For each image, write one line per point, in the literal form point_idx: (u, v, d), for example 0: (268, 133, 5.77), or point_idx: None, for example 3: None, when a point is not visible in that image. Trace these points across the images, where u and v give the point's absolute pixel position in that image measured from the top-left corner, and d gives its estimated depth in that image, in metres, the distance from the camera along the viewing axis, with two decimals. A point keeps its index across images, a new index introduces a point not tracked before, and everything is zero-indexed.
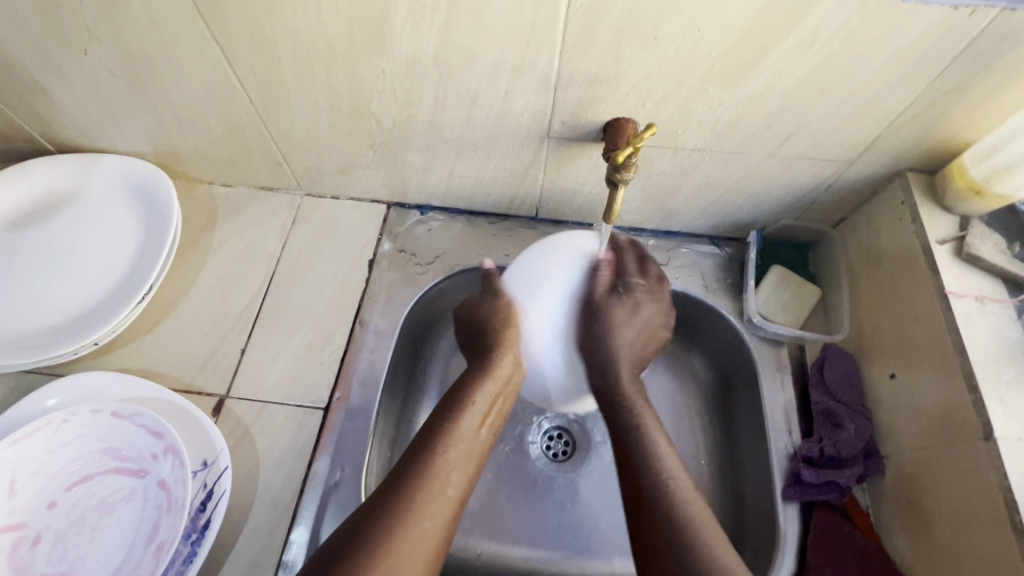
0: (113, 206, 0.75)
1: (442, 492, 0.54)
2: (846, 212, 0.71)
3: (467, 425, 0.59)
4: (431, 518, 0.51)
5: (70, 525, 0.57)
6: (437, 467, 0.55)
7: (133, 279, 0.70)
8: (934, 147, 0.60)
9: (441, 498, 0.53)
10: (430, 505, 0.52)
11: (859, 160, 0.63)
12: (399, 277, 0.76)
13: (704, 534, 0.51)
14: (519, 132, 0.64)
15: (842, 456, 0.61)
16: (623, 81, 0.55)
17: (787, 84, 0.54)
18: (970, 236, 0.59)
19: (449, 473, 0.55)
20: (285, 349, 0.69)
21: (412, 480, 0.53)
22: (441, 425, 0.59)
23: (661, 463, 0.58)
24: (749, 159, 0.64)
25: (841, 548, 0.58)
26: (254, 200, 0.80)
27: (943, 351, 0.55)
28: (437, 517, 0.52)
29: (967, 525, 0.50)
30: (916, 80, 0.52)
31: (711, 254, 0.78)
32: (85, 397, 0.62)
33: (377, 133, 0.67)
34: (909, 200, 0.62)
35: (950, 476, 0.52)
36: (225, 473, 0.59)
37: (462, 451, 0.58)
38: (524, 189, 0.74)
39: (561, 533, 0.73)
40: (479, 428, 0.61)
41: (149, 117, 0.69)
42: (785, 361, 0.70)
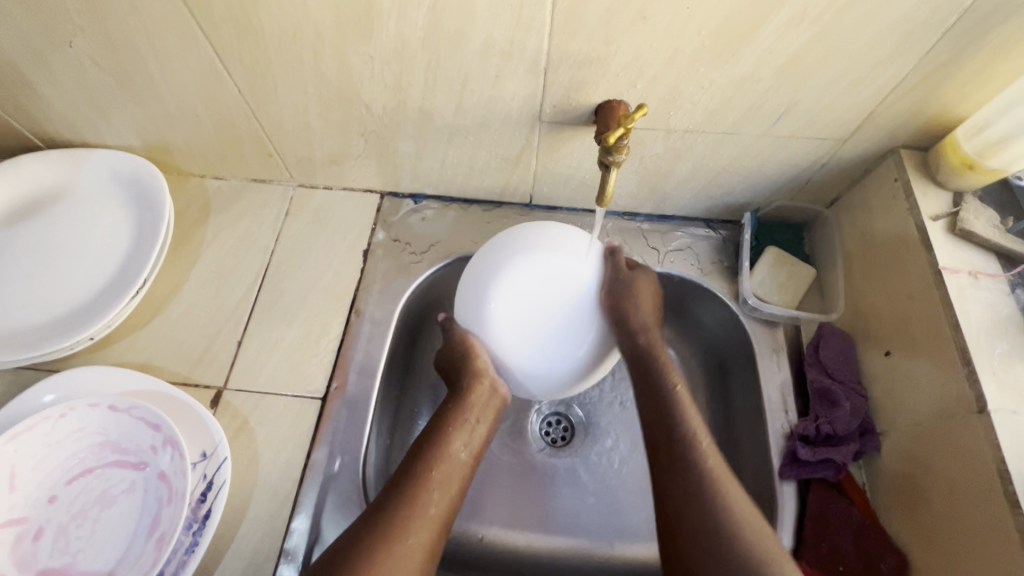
0: (105, 201, 0.74)
1: (425, 522, 0.54)
2: (840, 191, 0.71)
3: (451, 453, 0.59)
4: (415, 534, 0.53)
5: (72, 518, 0.57)
6: (420, 496, 0.55)
7: (127, 273, 0.70)
8: (926, 123, 0.60)
9: (423, 528, 0.53)
10: (410, 539, 0.52)
11: (852, 138, 0.62)
12: (394, 266, 0.76)
13: (724, 491, 0.55)
14: (510, 117, 0.63)
15: (839, 434, 0.62)
16: (613, 62, 0.55)
17: (778, 61, 0.53)
18: (963, 211, 0.59)
19: (430, 503, 0.55)
20: (281, 340, 0.69)
21: (394, 511, 0.53)
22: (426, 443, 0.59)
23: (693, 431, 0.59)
24: (742, 139, 0.63)
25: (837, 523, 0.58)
26: (247, 192, 0.80)
27: (937, 326, 0.55)
28: (420, 537, 0.53)
29: (962, 499, 0.50)
30: (907, 55, 0.52)
31: (706, 236, 0.78)
32: (83, 391, 0.62)
33: (368, 121, 0.66)
34: (902, 177, 0.62)
35: (945, 451, 0.53)
36: (224, 464, 0.59)
37: (445, 478, 0.57)
38: (517, 175, 0.74)
39: (562, 517, 0.73)
40: (462, 454, 0.60)
41: (137, 110, 0.68)
42: (781, 341, 0.70)
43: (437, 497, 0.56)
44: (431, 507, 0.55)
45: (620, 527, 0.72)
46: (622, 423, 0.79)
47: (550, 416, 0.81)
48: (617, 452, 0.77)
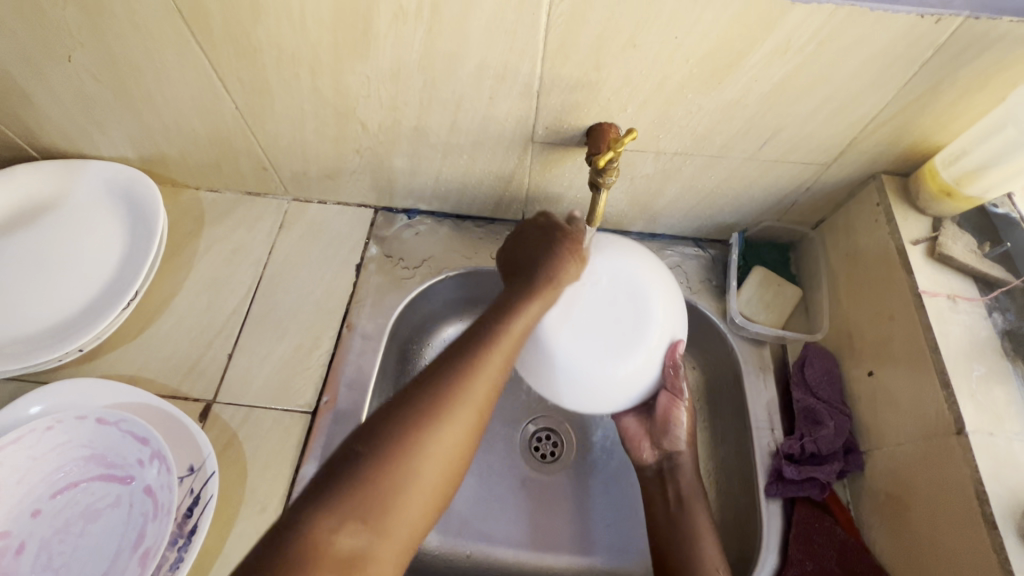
0: (99, 212, 0.74)
1: (467, 415, 0.50)
2: (825, 214, 0.73)
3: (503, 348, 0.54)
4: (426, 472, 0.46)
5: (55, 533, 0.56)
6: (463, 392, 0.50)
7: (118, 285, 0.70)
8: (907, 150, 0.62)
9: (465, 422, 0.49)
10: (447, 435, 0.48)
11: (836, 163, 0.64)
12: (386, 281, 0.76)
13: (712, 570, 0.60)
14: (503, 137, 0.65)
15: (823, 453, 0.62)
16: (604, 87, 0.56)
17: (763, 89, 0.55)
18: (942, 236, 0.61)
19: (479, 400, 0.51)
20: (272, 354, 0.70)
21: (425, 403, 0.48)
22: (468, 351, 0.52)
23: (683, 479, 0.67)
24: (729, 161, 0.65)
25: (821, 542, 0.59)
26: (241, 205, 0.81)
27: (917, 347, 0.57)
28: (433, 473, 0.47)
29: (942, 519, 0.51)
30: (886, 86, 0.54)
31: (695, 255, 0.79)
32: (70, 403, 0.61)
33: (363, 137, 0.67)
34: (884, 202, 0.64)
35: (927, 470, 0.53)
36: (212, 478, 0.59)
37: (492, 367, 0.52)
38: (510, 192, 0.75)
39: (549, 533, 0.73)
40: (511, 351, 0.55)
41: (134, 123, 0.69)
42: (767, 360, 0.72)
43: (479, 394, 0.51)
44: (475, 402, 0.50)
45: (607, 544, 0.73)
46: (611, 440, 0.80)
47: (539, 431, 0.81)
48: (605, 470, 0.78)
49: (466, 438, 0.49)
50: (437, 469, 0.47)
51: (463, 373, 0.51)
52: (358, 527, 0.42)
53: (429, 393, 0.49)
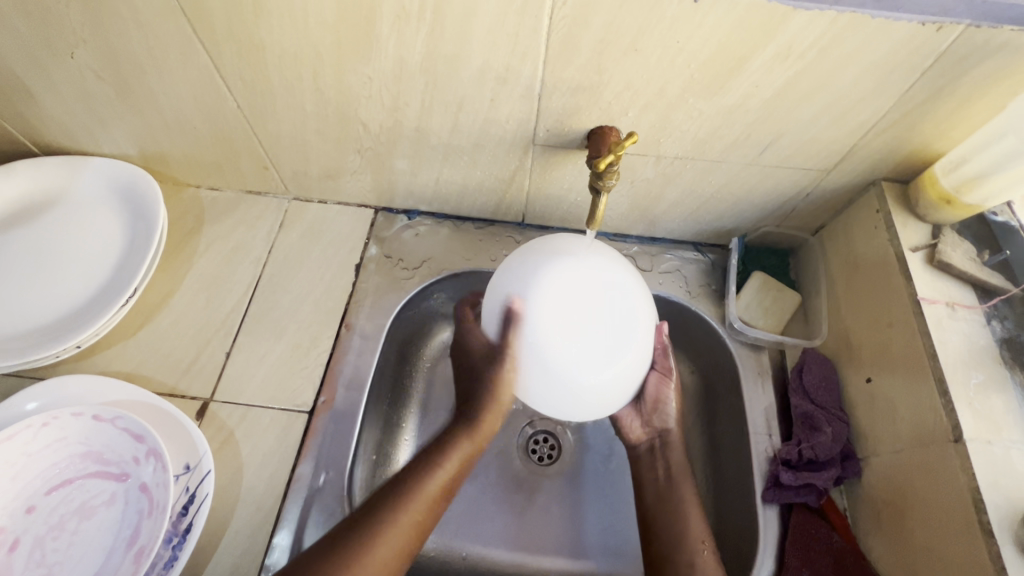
0: (100, 209, 0.74)
1: (422, 508, 0.58)
2: (824, 220, 0.73)
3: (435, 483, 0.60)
4: None
5: (49, 530, 0.56)
6: (394, 515, 0.56)
7: (118, 281, 0.70)
8: (907, 157, 0.62)
9: (418, 513, 0.58)
10: (374, 553, 0.53)
11: (836, 170, 0.64)
12: (385, 281, 0.76)
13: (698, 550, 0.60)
14: (504, 139, 0.65)
15: (821, 459, 0.62)
16: (606, 90, 0.56)
17: (764, 94, 0.55)
18: (941, 244, 0.61)
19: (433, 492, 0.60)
20: (270, 353, 0.69)
21: (357, 525, 0.55)
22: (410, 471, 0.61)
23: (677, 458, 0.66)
24: (729, 166, 0.65)
25: (817, 548, 0.59)
26: (242, 204, 0.81)
27: (915, 355, 0.57)
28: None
29: (938, 526, 0.51)
30: (888, 92, 0.54)
31: (694, 260, 0.79)
32: (67, 399, 0.61)
33: (365, 137, 0.67)
34: (883, 209, 0.64)
35: (923, 477, 0.53)
36: (207, 477, 0.59)
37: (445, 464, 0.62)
38: (510, 194, 0.75)
39: (544, 536, 0.73)
40: (442, 490, 0.61)
41: (136, 121, 0.69)
42: (766, 365, 0.72)
43: (435, 491, 0.60)
44: (405, 521, 0.56)
45: (604, 548, 0.73)
46: (609, 445, 0.80)
47: (537, 434, 0.81)
48: (602, 474, 0.77)
49: (392, 558, 0.54)
50: None
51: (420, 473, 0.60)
52: None
53: (363, 514, 0.56)
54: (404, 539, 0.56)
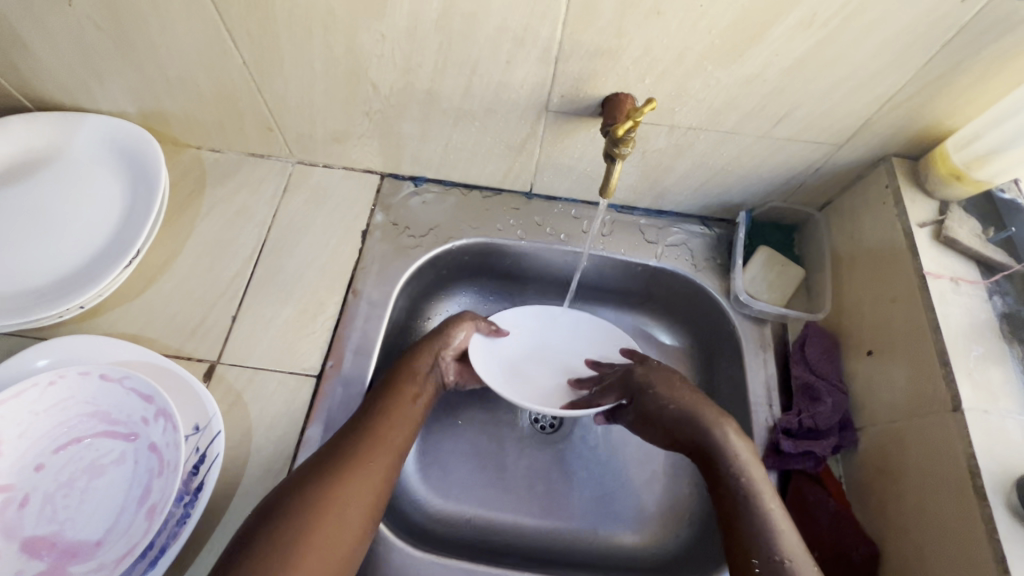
0: (99, 168, 0.72)
1: (364, 488, 0.54)
2: (831, 196, 0.74)
3: (393, 425, 0.60)
4: (330, 528, 0.51)
5: (59, 487, 0.56)
6: (352, 464, 0.55)
7: (120, 242, 0.68)
8: (918, 133, 0.62)
9: (355, 501, 0.53)
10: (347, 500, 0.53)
11: (847, 144, 0.65)
12: (391, 248, 0.76)
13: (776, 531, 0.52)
14: (517, 104, 0.64)
15: (820, 428, 0.64)
16: (624, 55, 0.56)
17: (783, 64, 0.55)
18: (948, 220, 0.61)
19: (369, 479, 0.55)
20: (276, 318, 0.69)
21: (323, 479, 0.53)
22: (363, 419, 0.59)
23: (733, 455, 0.57)
24: (742, 138, 0.65)
25: (813, 512, 0.61)
26: (244, 166, 0.79)
27: (917, 329, 0.58)
28: (343, 529, 0.52)
29: (934, 491, 0.53)
30: (908, 64, 0.53)
31: (700, 234, 0.80)
32: (72, 360, 0.61)
33: (374, 100, 0.66)
34: (892, 184, 0.65)
35: (920, 445, 0.55)
36: (217, 438, 0.59)
37: (387, 448, 0.58)
38: (520, 163, 0.74)
39: (547, 502, 0.75)
40: (402, 427, 0.60)
41: (135, 76, 0.67)
42: (767, 338, 0.73)
43: (377, 470, 0.56)
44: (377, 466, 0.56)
45: (606, 512, 0.75)
46: None
47: None
48: (604, 444, 0.79)
49: (370, 497, 0.54)
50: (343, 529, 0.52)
51: (350, 457, 0.56)
52: None
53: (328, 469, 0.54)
54: (375, 477, 0.55)
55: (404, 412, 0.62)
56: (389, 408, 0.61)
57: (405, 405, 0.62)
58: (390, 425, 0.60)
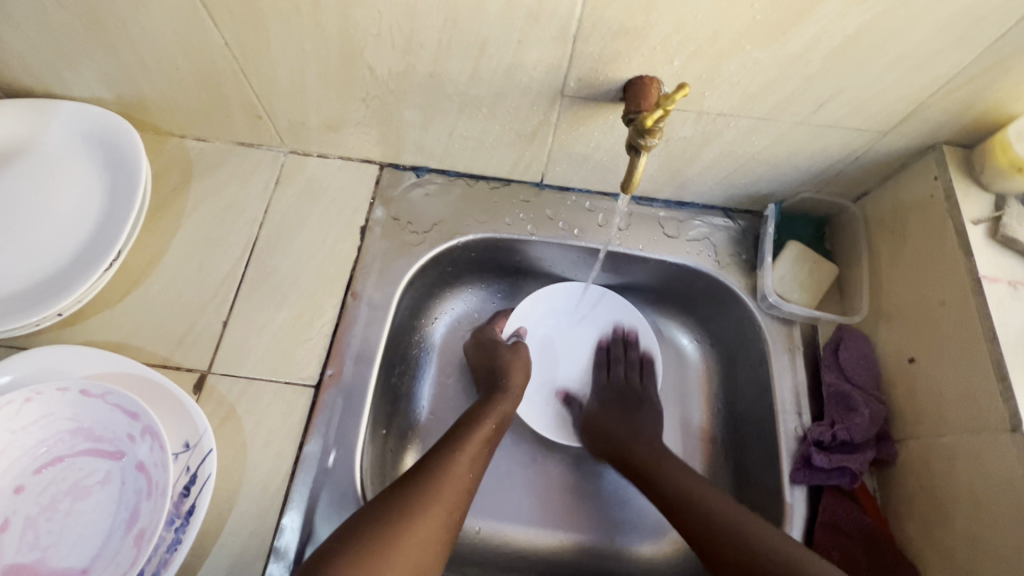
0: (75, 160, 0.67)
1: (442, 517, 0.53)
2: (869, 186, 0.68)
3: (468, 449, 0.59)
4: (411, 551, 0.49)
5: (41, 511, 0.52)
6: (434, 486, 0.54)
7: (99, 242, 0.63)
8: (976, 119, 0.56)
9: (438, 527, 0.51)
10: (426, 523, 0.51)
11: (894, 131, 0.58)
12: (393, 245, 0.70)
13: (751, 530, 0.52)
14: (529, 89, 0.58)
15: (855, 441, 0.60)
16: (652, 33, 0.49)
17: (832, 42, 0.48)
18: (1006, 216, 0.56)
19: (449, 505, 0.53)
20: (270, 323, 0.64)
21: (403, 497, 0.52)
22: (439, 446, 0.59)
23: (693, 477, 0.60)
24: (777, 125, 0.59)
25: (847, 530, 0.57)
26: (232, 157, 0.73)
27: (970, 338, 0.53)
28: (419, 551, 0.49)
29: (985, 515, 0.49)
30: (974, 43, 0.47)
31: (724, 227, 0.74)
32: (50, 372, 0.56)
33: (372, 84, 0.60)
34: (943, 176, 0.59)
35: (971, 464, 0.51)
36: (209, 456, 0.55)
37: (463, 476, 0.56)
38: (531, 152, 0.68)
39: (561, 512, 0.72)
40: (479, 454, 0.59)
41: (108, 59, 0.60)
42: (797, 341, 0.68)
43: (454, 494, 0.55)
44: (457, 487, 0.55)
45: (620, 523, 0.72)
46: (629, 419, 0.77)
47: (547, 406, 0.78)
48: None
49: (445, 520, 0.52)
50: (418, 550, 0.49)
51: (436, 483, 0.54)
52: None
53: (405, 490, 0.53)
54: (455, 503, 0.54)
55: (482, 442, 0.61)
56: (470, 437, 0.60)
57: (485, 436, 0.61)
58: (470, 456, 0.58)
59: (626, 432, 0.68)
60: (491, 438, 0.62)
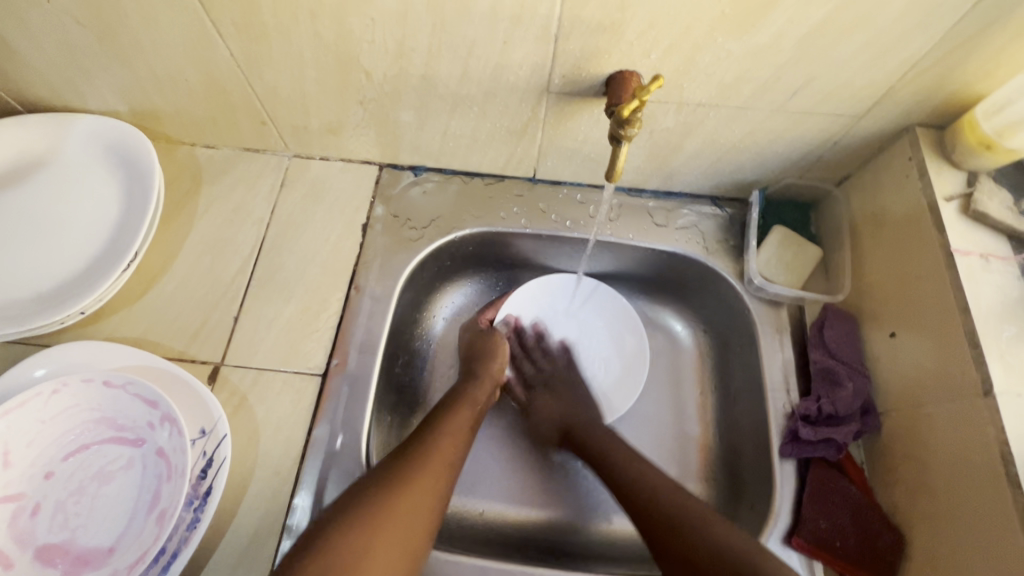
0: (93, 169, 0.71)
1: (431, 487, 0.56)
2: (850, 170, 0.70)
3: (452, 430, 0.62)
4: (404, 523, 0.52)
5: (69, 495, 0.56)
6: (423, 463, 0.57)
7: (117, 244, 0.67)
8: (946, 100, 0.58)
9: (428, 498, 0.55)
10: (417, 497, 0.54)
11: (868, 116, 0.61)
12: (393, 241, 0.74)
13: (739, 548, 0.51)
14: (517, 87, 0.61)
15: (840, 414, 0.62)
16: (628, 30, 0.52)
17: (799, 32, 0.51)
18: (978, 193, 0.58)
19: (436, 480, 0.56)
20: (279, 316, 0.68)
21: (396, 472, 0.55)
22: (428, 426, 0.62)
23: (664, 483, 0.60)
24: (755, 114, 0.61)
25: (834, 500, 0.59)
26: (240, 162, 0.77)
27: (944, 310, 0.55)
28: (411, 523, 0.52)
29: (962, 477, 0.51)
30: (935, 27, 0.50)
31: (712, 215, 0.77)
32: (76, 366, 0.60)
33: (368, 88, 0.63)
34: (917, 156, 0.61)
35: (948, 429, 0.53)
36: (224, 441, 0.58)
37: (448, 452, 0.59)
38: (522, 148, 0.71)
39: (561, 494, 0.74)
40: (462, 434, 0.62)
41: (123, 73, 0.65)
42: (784, 321, 0.70)
43: (442, 470, 0.58)
44: (443, 464, 0.58)
45: (619, 504, 0.74)
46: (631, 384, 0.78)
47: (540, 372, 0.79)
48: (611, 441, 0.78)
49: (434, 496, 0.55)
50: (410, 522, 0.52)
51: (423, 459, 0.57)
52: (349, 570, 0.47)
53: (396, 466, 0.56)
54: (442, 480, 0.57)
55: (465, 422, 0.64)
56: (451, 417, 0.63)
57: (467, 416, 0.65)
58: (454, 435, 0.61)
59: (584, 416, 0.72)
60: (473, 418, 0.65)
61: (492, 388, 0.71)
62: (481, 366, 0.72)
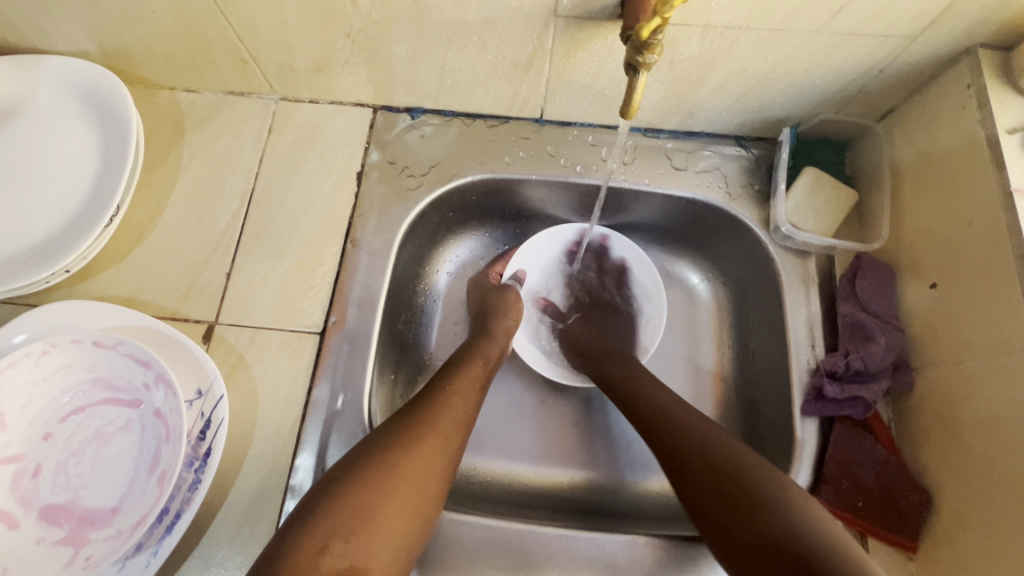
0: (67, 117, 0.66)
1: (441, 444, 0.54)
2: (895, 102, 0.63)
3: (461, 386, 0.59)
4: (411, 483, 0.50)
5: (69, 456, 0.55)
6: (432, 423, 0.54)
7: (98, 198, 0.63)
8: (1018, 13, 0.50)
9: (438, 457, 0.53)
10: (425, 456, 0.52)
11: (923, 36, 0.53)
12: (390, 190, 0.69)
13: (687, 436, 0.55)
14: (520, 11, 0.54)
15: (870, 370, 0.58)
16: None
17: None
18: None
19: (446, 439, 0.54)
20: (273, 272, 0.64)
21: (403, 431, 0.53)
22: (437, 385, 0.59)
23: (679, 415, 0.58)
24: (792, 37, 0.54)
25: (860, 460, 0.57)
26: (224, 107, 0.72)
27: (997, 258, 0.50)
28: (419, 482, 0.50)
29: (1004, 437, 0.47)
30: None
31: (737, 156, 0.70)
32: (64, 327, 0.58)
33: (354, 17, 0.57)
34: (977, 83, 0.54)
35: (993, 387, 0.49)
36: (221, 402, 0.56)
37: (458, 411, 0.57)
38: (528, 84, 0.65)
39: (571, 453, 0.73)
40: (472, 391, 0.60)
41: (84, 7, 0.58)
42: (811, 272, 0.65)
43: (451, 428, 0.55)
44: (452, 422, 0.56)
45: (628, 461, 0.72)
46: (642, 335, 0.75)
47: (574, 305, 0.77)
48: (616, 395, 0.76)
49: (442, 456, 0.53)
50: (419, 481, 0.50)
51: (432, 416, 0.55)
52: (354, 531, 0.45)
53: (403, 424, 0.54)
54: (452, 439, 0.55)
55: (475, 381, 0.61)
56: (461, 373, 0.61)
57: (477, 372, 0.62)
58: (464, 391, 0.59)
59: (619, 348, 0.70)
60: (483, 374, 0.63)
61: (504, 344, 0.68)
62: (488, 325, 0.68)
